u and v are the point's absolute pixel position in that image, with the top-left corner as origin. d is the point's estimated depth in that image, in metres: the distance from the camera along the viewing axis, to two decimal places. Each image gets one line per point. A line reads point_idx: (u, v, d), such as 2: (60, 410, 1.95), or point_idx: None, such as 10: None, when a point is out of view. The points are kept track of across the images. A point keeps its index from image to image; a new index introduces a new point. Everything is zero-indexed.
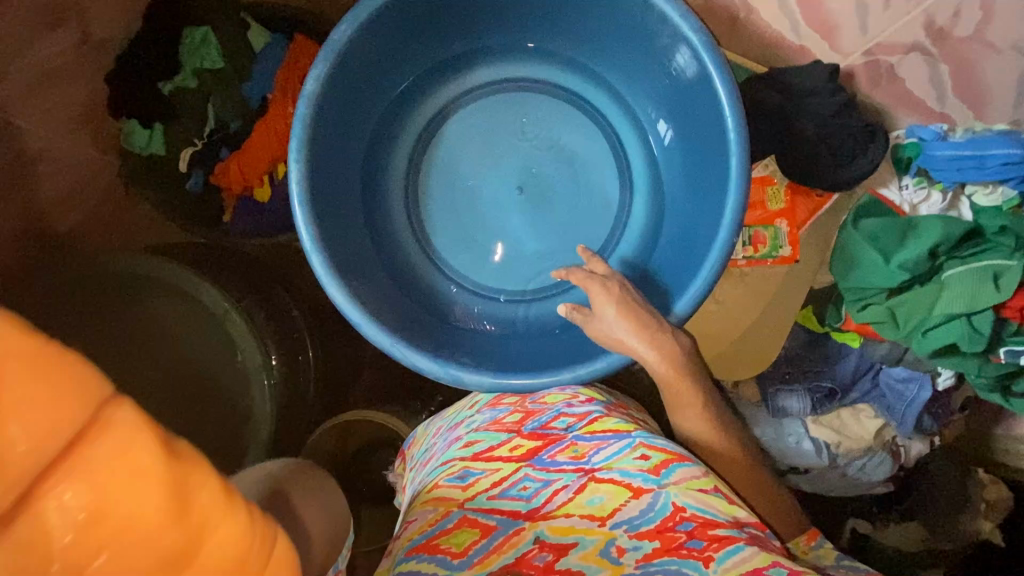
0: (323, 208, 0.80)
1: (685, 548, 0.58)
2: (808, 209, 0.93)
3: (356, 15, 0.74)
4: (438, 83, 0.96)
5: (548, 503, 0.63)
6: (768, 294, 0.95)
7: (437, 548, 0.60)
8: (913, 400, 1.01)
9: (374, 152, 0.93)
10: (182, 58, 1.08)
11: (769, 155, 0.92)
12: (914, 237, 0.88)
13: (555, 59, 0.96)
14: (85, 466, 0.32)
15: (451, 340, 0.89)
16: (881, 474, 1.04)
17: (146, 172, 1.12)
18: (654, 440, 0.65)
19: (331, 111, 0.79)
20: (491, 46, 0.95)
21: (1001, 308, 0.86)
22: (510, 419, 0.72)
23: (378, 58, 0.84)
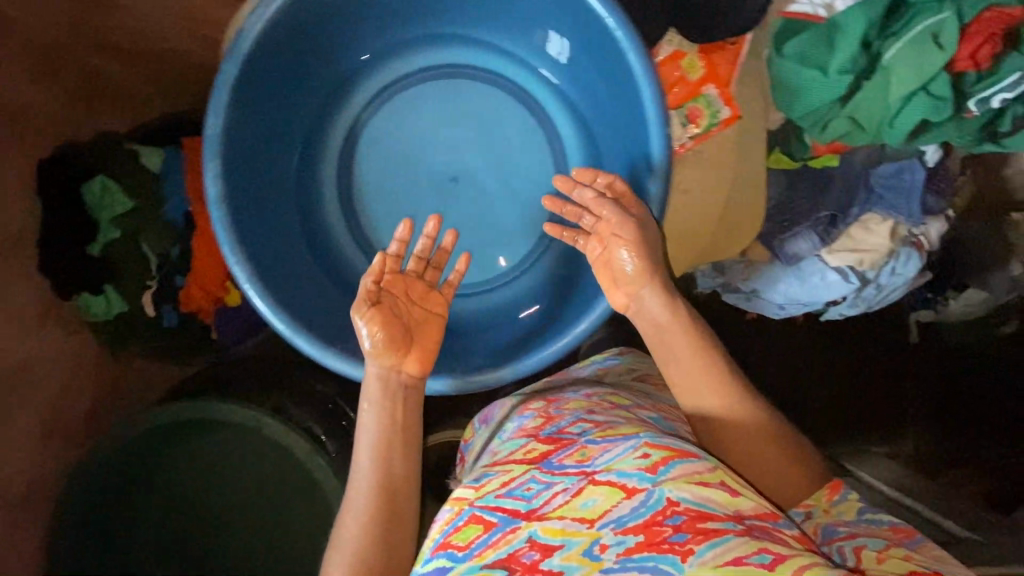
0: (281, 291, 0.79)
1: (667, 543, 0.53)
2: (730, 61, 0.88)
3: (220, 102, 0.73)
4: (332, 117, 0.92)
5: (545, 504, 0.60)
6: (729, 162, 0.92)
7: (449, 544, 0.60)
8: (911, 188, 0.99)
9: (304, 214, 0.91)
10: (95, 215, 1.07)
11: (669, 30, 0.88)
12: (841, 37, 0.84)
13: (426, 37, 0.91)
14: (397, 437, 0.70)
15: (458, 351, 0.87)
16: (913, 269, 1.04)
17: (121, 331, 1.12)
18: (657, 440, 0.62)
19: (242, 199, 0.78)
20: (360, 57, 0.91)
21: (953, 65, 0.82)
22: (533, 424, 0.76)
23: (260, 124, 0.81)
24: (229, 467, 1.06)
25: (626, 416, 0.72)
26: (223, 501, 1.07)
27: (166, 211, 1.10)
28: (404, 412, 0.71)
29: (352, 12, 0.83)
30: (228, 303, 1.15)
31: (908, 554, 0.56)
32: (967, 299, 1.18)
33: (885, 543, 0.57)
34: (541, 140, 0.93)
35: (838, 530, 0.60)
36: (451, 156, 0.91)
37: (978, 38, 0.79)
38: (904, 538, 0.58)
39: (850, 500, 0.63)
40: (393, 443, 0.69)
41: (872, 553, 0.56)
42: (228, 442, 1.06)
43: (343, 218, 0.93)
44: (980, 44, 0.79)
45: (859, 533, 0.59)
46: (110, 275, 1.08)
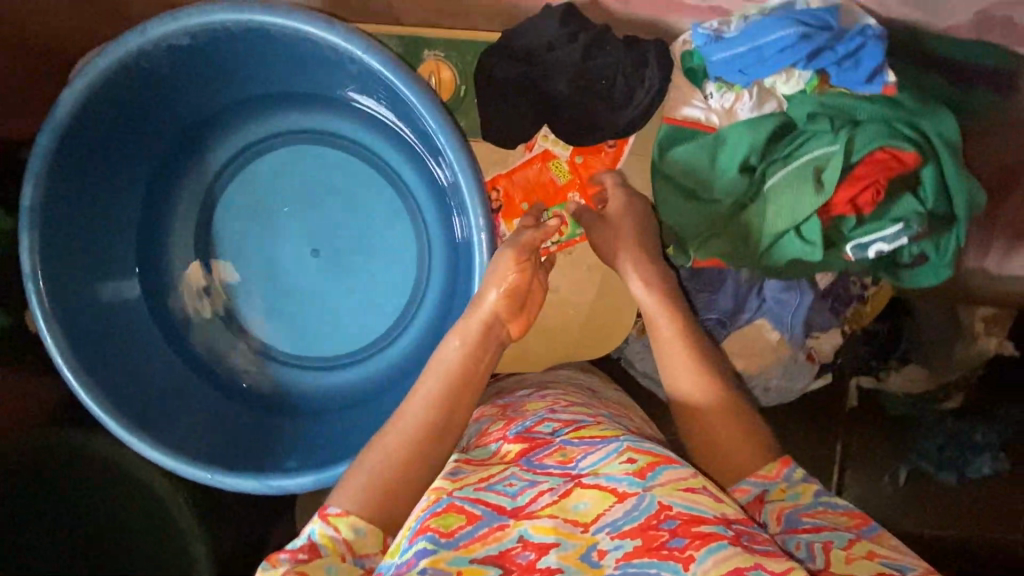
0: (104, 363, 0.76)
1: (666, 549, 0.47)
2: (606, 166, 0.83)
3: (35, 170, 0.69)
4: (186, 176, 0.90)
5: (533, 502, 0.53)
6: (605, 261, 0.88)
7: (427, 528, 0.51)
8: (800, 305, 0.94)
9: (151, 274, 0.88)
10: None
11: (544, 128, 0.82)
12: (723, 152, 0.79)
13: (280, 104, 0.88)
14: (442, 395, 0.64)
15: (279, 435, 0.85)
16: (801, 380, 0.99)
17: None
18: (639, 445, 0.57)
19: (64, 264, 0.74)
20: (213, 117, 0.87)
21: (828, 211, 0.76)
22: (495, 430, 0.69)
23: (93, 184, 0.77)
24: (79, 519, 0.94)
25: (592, 417, 0.68)
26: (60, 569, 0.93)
27: None
28: (484, 365, 0.68)
29: (202, 74, 0.78)
30: None
31: (870, 550, 0.51)
32: (908, 375, 1.08)
33: (847, 537, 0.52)
34: (402, 215, 0.89)
35: (798, 520, 0.55)
36: (306, 226, 0.89)
37: (860, 183, 0.73)
38: (858, 528, 0.54)
39: (800, 481, 0.59)
40: (459, 379, 0.65)
41: (839, 552, 0.51)
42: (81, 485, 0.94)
43: (195, 275, 0.91)
44: (860, 190, 0.73)
45: (823, 526, 0.54)
46: None
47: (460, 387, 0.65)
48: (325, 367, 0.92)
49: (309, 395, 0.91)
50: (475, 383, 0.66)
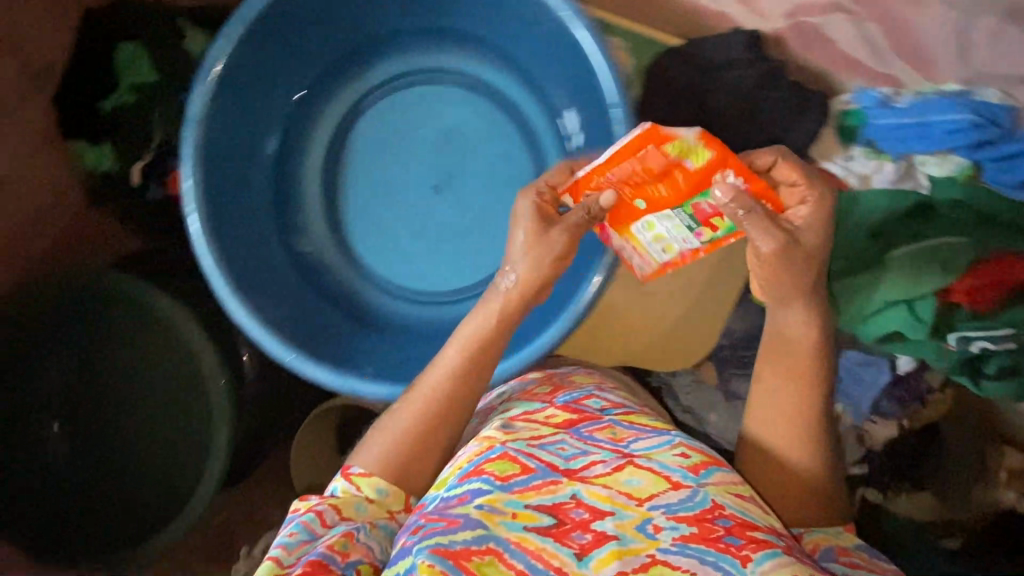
0: (226, 222, 0.80)
1: (721, 542, 0.60)
2: None
3: (233, 31, 0.74)
4: (343, 84, 0.93)
5: (585, 468, 0.68)
6: (699, 283, 0.92)
7: (483, 472, 0.67)
8: (873, 384, 0.94)
9: (282, 162, 0.92)
10: (117, 75, 1.09)
11: None
12: (852, 212, 0.80)
13: (450, 45, 0.92)
14: (460, 364, 0.76)
15: (358, 346, 0.87)
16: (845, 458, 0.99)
17: (102, 188, 1.16)
18: (692, 444, 0.71)
19: (224, 123, 0.79)
20: (387, 37, 0.92)
21: (949, 293, 0.77)
22: (543, 392, 0.83)
23: (268, 59, 0.82)
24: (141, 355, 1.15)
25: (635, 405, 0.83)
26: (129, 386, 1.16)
27: (182, 97, 1.12)
28: (496, 342, 0.78)
29: None
30: None
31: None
32: (919, 500, 1.11)
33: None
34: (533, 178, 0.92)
35: (834, 555, 0.66)
36: (434, 163, 0.91)
37: (984, 277, 0.75)
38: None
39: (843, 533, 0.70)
40: (473, 351, 0.76)
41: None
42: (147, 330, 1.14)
43: (317, 176, 0.94)
44: (984, 285, 0.75)
45: (859, 564, 0.65)
46: (112, 134, 1.11)
47: (477, 357, 0.76)
48: (412, 299, 0.94)
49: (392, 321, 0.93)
50: (489, 358, 0.77)
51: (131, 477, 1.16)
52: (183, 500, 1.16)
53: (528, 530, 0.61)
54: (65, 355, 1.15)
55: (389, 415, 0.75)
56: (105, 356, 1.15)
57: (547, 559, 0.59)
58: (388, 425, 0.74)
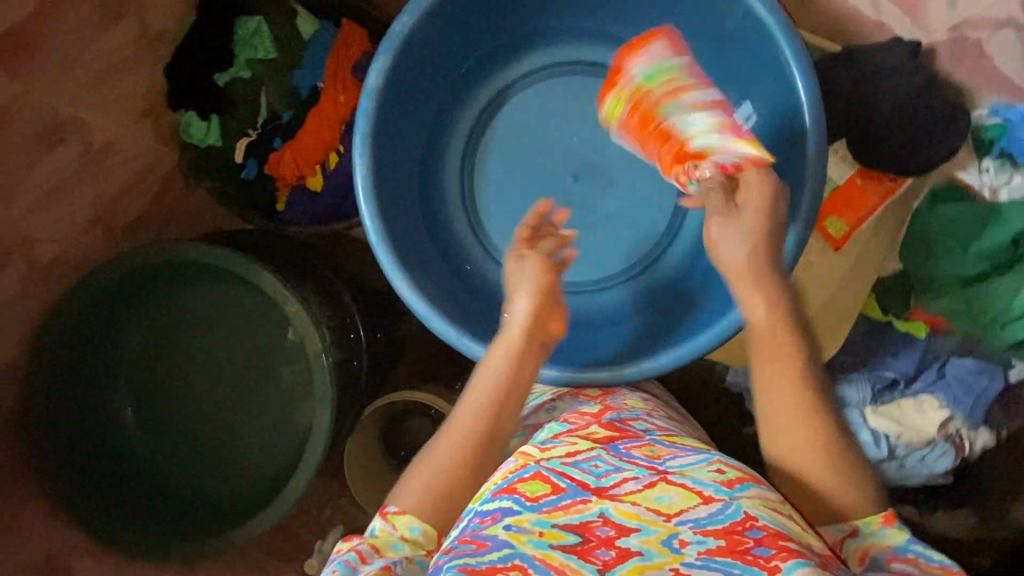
0: (386, 195, 0.85)
1: (751, 555, 0.53)
2: (877, 196, 0.88)
3: (418, 6, 0.80)
4: (494, 71, 0.99)
5: (616, 486, 0.61)
6: (831, 284, 0.92)
7: (514, 490, 0.60)
8: (983, 392, 0.97)
9: (428, 143, 0.97)
10: (236, 49, 1.08)
11: (838, 140, 0.88)
12: (995, 225, 0.84)
13: (605, 40, 0.98)
14: (490, 398, 0.72)
15: (500, 324, 0.93)
16: (942, 466, 1.00)
17: (202, 163, 1.14)
18: (729, 462, 0.65)
19: (393, 101, 0.84)
20: (547, 27, 0.98)
21: None
22: (589, 408, 0.79)
23: (437, 41, 0.87)
24: (228, 326, 1.14)
25: (681, 430, 0.79)
26: (213, 360, 1.14)
27: (296, 76, 1.11)
28: (523, 372, 0.75)
29: None
30: (310, 184, 1.15)
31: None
32: (956, 515, 1.22)
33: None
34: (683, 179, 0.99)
35: (886, 564, 0.59)
36: (578, 156, 0.97)
37: None
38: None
39: (894, 525, 0.62)
40: (507, 381, 0.74)
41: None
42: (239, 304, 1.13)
43: (460, 156, 1.00)
44: None
45: (915, 575, 0.58)
46: (221, 109, 1.10)
47: (506, 388, 0.73)
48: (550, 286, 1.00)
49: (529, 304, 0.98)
50: (519, 391, 0.74)
51: (208, 453, 1.14)
52: (259, 488, 1.13)
53: (554, 548, 0.54)
54: (147, 326, 1.13)
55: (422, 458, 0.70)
56: (190, 328, 1.14)
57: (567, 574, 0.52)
58: (420, 472, 0.68)
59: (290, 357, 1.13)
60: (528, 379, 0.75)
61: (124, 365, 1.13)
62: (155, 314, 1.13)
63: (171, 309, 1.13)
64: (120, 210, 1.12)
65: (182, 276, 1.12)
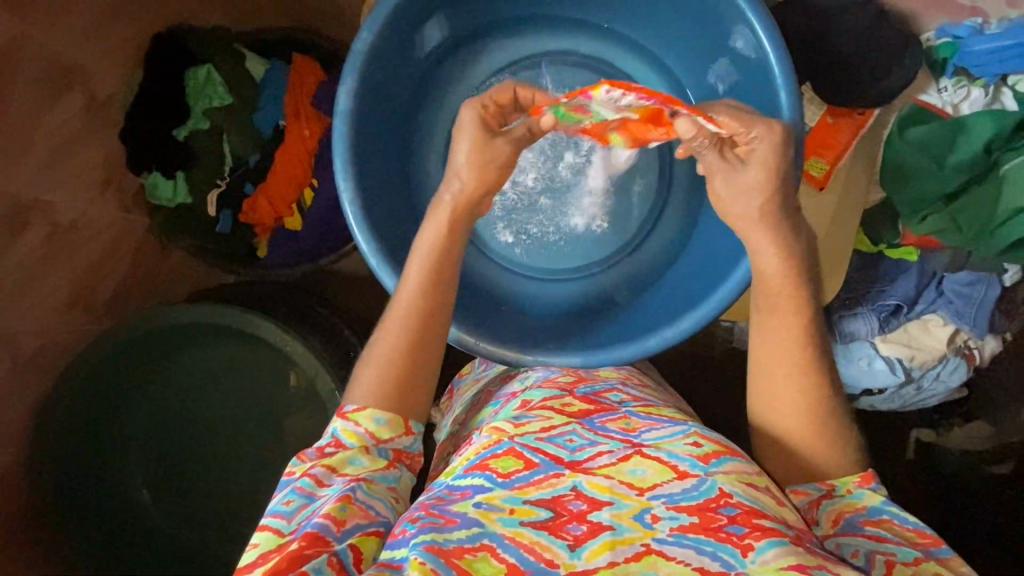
0: (378, 213, 0.85)
1: (724, 532, 0.54)
2: (851, 130, 0.90)
3: (376, 18, 0.80)
4: (461, 73, 1.00)
5: (591, 458, 0.61)
6: (827, 220, 0.93)
7: (486, 467, 0.62)
8: (982, 301, 1.01)
9: (409, 157, 0.97)
10: (191, 102, 1.07)
11: (804, 84, 0.91)
12: (964, 138, 0.86)
13: (564, 26, 1.00)
14: (432, 270, 0.76)
15: (502, 316, 0.98)
16: (957, 379, 1.06)
17: (175, 222, 1.12)
18: (706, 433, 0.65)
19: (367, 118, 0.84)
20: (504, 24, 0.99)
21: None
22: (564, 381, 0.80)
23: (403, 51, 0.87)
24: (229, 382, 1.11)
25: (659, 399, 0.79)
26: (222, 422, 1.11)
27: (257, 117, 1.10)
28: (454, 241, 0.77)
29: None
30: (289, 225, 1.14)
31: (937, 571, 0.57)
32: (974, 429, 1.25)
33: (916, 554, 0.58)
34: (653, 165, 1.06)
35: (859, 525, 0.62)
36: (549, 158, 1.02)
37: None
38: (927, 546, 0.60)
39: (870, 488, 0.65)
40: (435, 254, 0.76)
41: (901, 569, 0.57)
42: (239, 360, 1.10)
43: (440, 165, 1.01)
44: None
45: (888, 537, 0.60)
46: (186, 165, 1.07)
47: (439, 264, 0.76)
48: (539, 277, 1.07)
49: (522, 292, 1.05)
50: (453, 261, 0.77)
51: (231, 515, 1.11)
52: None
53: (524, 525, 0.55)
54: (148, 402, 1.09)
55: (370, 350, 0.73)
56: (190, 393, 1.10)
57: (541, 552, 0.53)
58: (368, 365, 0.72)
59: (300, 399, 1.10)
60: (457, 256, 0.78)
61: (133, 442, 1.09)
62: (151, 390, 1.09)
63: (168, 377, 1.10)
64: (95, 286, 1.08)
65: (173, 343, 1.08)
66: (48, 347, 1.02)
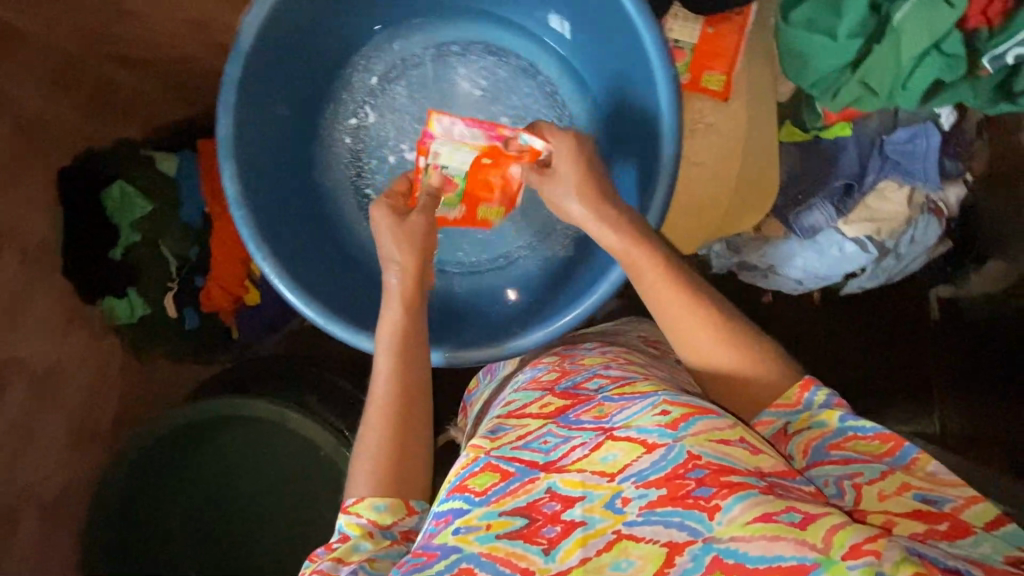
0: (302, 276, 0.83)
1: (692, 497, 0.54)
2: (736, 33, 0.88)
3: (227, 101, 0.77)
4: (337, 105, 0.97)
5: (564, 456, 0.63)
6: (740, 134, 0.91)
7: (464, 488, 0.62)
8: (927, 152, 0.99)
9: (316, 207, 0.95)
10: (116, 219, 1.10)
11: (673, 6, 0.89)
12: (848, 1, 0.83)
13: (417, 25, 0.98)
14: (404, 348, 0.78)
15: (448, 325, 0.98)
16: (934, 235, 1.05)
17: (145, 335, 1.15)
18: (675, 397, 0.63)
19: (260, 193, 0.82)
20: (357, 43, 0.96)
21: (965, 22, 0.82)
22: (546, 379, 0.80)
23: (265, 112, 0.85)
24: (244, 469, 1.14)
25: (640, 373, 0.77)
26: (251, 507, 1.15)
27: (183, 213, 1.13)
28: (416, 318, 0.80)
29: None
30: (249, 302, 1.18)
31: (905, 482, 0.58)
32: (989, 274, 1.22)
33: (881, 469, 0.59)
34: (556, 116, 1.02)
35: (825, 452, 0.63)
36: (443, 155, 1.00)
37: None
38: (890, 455, 0.61)
39: (822, 406, 0.65)
40: (402, 339, 0.78)
41: (870, 490, 0.59)
42: (248, 446, 1.13)
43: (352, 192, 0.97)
44: (990, 1, 0.80)
45: (853, 458, 0.61)
46: (133, 279, 1.11)
47: (406, 343, 0.78)
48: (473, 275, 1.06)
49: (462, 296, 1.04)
50: (416, 338, 0.79)
51: None
52: None
53: (500, 539, 0.57)
54: (180, 506, 1.13)
55: (360, 445, 0.73)
56: (211, 485, 1.14)
57: (517, 562, 0.55)
58: (363, 459, 0.71)
59: (315, 463, 1.12)
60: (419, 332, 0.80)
61: (183, 544, 1.14)
62: (173, 497, 1.13)
63: (187, 480, 1.13)
64: (96, 416, 1.14)
65: (181, 449, 1.11)
66: (67, 487, 1.08)
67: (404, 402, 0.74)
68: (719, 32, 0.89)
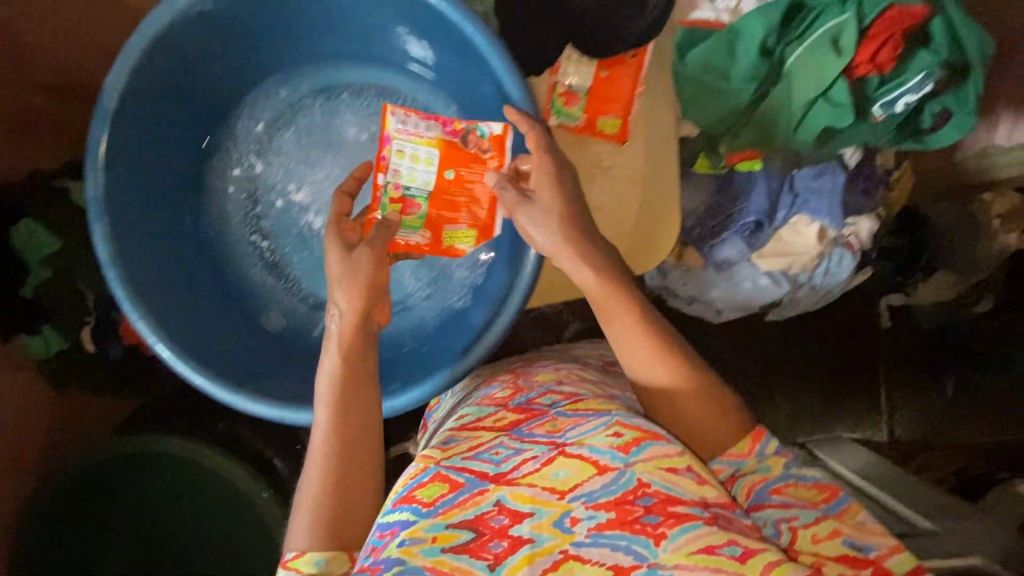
0: (181, 332, 0.84)
1: (639, 523, 0.56)
2: (631, 75, 0.87)
3: (94, 158, 0.79)
4: (224, 153, 0.99)
5: (514, 469, 0.62)
6: (640, 171, 0.90)
7: (412, 499, 0.61)
8: (833, 190, 0.99)
9: (206, 257, 0.98)
10: (25, 257, 1.07)
11: (567, 48, 0.87)
12: (741, 44, 0.82)
13: (302, 71, 1.01)
14: (349, 386, 0.72)
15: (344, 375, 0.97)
16: (846, 268, 1.03)
17: (64, 370, 1.14)
18: (628, 418, 0.64)
19: (135, 249, 0.84)
20: (240, 91, 0.99)
21: (853, 70, 0.82)
22: (500, 395, 0.79)
23: (140, 166, 0.87)
24: (168, 509, 1.09)
25: (593, 391, 0.76)
26: (178, 546, 1.11)
27: None
28: (362, 351, 0.75)
29: (225, 41, 0.90)
30: None
31: (836, 529, 0.60)
32: (937, 282, 1.18)
33: (816, 515, 0.61)
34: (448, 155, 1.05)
35: (767, 496, 0.64)
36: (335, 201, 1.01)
37: (878, 40, 0.79)
38: (826, 502, 0.63)
39: (771, 454, 0.67)
40: (345, 377, 0.73)
41: (806, 534, 0.60)
42: (173, 485, 1.09)
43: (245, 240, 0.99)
44: (880, 47, 0.80)
45: (792, 502, 0.63)
46: (45, 317, 1.09)
47: (352, 379, 0.73)
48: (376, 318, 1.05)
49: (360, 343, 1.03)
50: (364, 376, 0.74)
51: None
52: None
53: (445, 552, 0.56)
54: (100, 551, 1.08)
55: (299, 494, 0.68)
56: (134, 527, 1.10)
57: None
58: (302, 507, 0.67)
59: (235, 503, 1.09)
60: (366, 366, 0.74)
61: None
62: (92, 541, 1.08)
63: (108, 523, 1.08)
64: (16, 454, 1.12)
65: (102, 490, 1.07)
66: None
67: (346, 444, 0.70)
68: (612, 74, 0.88)
